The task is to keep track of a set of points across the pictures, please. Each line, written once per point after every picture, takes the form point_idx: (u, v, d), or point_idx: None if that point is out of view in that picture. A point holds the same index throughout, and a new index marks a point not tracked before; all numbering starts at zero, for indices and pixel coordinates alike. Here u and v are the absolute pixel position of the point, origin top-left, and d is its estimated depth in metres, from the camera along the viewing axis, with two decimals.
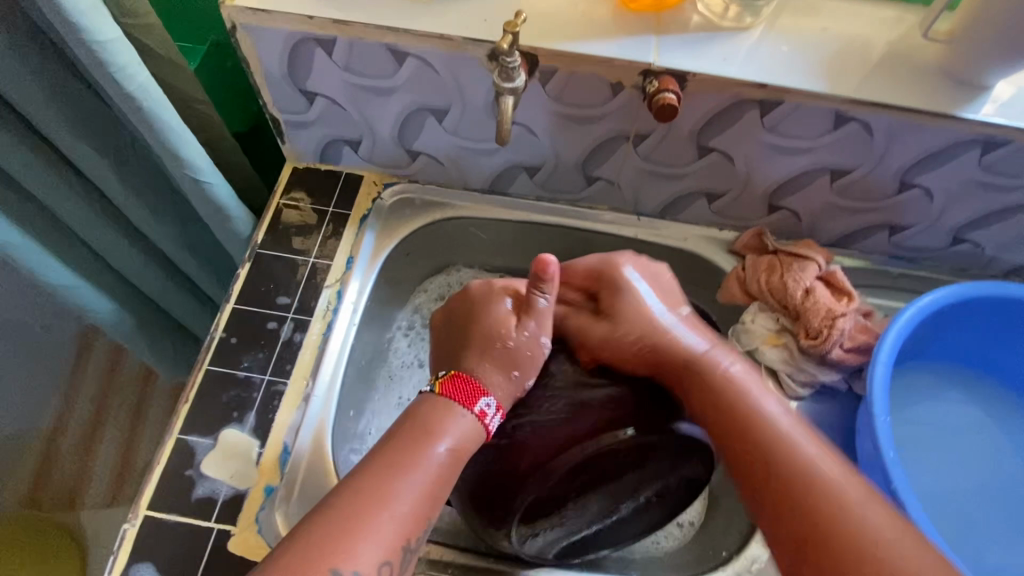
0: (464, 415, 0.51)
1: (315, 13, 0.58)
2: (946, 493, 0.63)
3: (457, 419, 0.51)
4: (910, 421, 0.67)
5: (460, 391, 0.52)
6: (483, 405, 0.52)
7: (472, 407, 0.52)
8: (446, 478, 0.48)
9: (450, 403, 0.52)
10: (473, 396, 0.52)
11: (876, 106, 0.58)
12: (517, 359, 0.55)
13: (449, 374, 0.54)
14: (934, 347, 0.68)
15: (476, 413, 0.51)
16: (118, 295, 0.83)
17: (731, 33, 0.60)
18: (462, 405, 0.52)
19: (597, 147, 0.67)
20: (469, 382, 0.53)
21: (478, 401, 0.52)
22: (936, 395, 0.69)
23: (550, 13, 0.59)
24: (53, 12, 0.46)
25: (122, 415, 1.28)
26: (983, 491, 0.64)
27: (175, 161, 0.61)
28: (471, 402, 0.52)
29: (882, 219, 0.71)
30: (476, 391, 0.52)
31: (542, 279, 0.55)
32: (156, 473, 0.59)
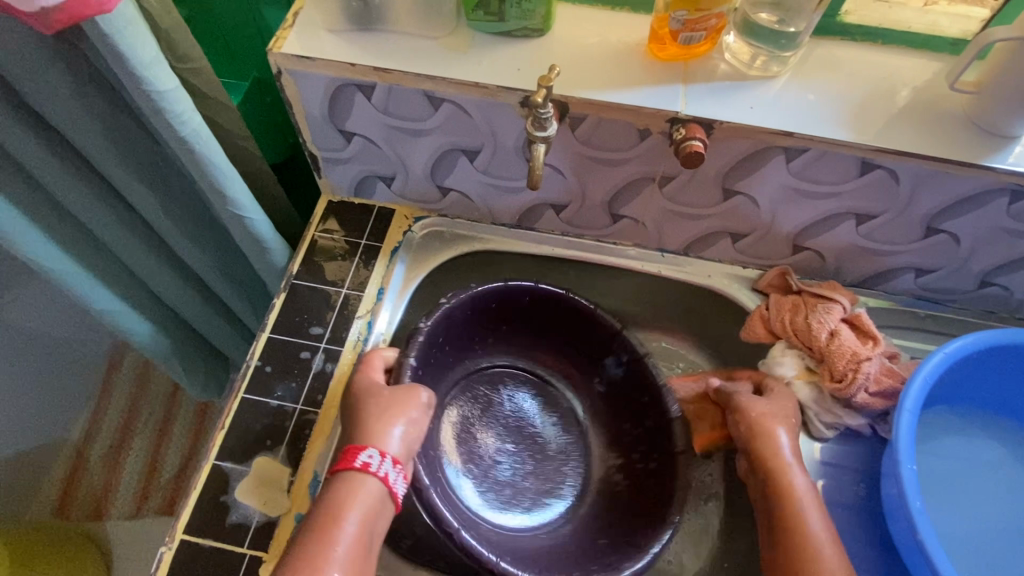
0: (356, 478, 0.54)
1: (357, 61, 0.60)
2: (970, 539, 0.63)
3: (348, 484, 0.54)
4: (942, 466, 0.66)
5: (343, 461, 0.55)
6: (365, 457, 0.55)
7: (355, 464, 0.55)
8: (361, 550, 0.52)
9: (339, 470, 0.55)
10: (354, 454, 0.55)
11: (903, 155, 0.58)
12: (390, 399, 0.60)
13: (342, 454, 0.56)
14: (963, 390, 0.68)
15: (362, 466, 0.55)
16: (158, 321, 0.87)
17: (757, 82, 0.61)
18: (346, 467, 0.55)
19: (623, 188, 0.69)
20: (349, 450, 0.56)
21: (360, 456, 0.55)
22: (968, 440, 0.68)
23: (581, 61, 0.61)
24: (119, 66, 0.49)
25: (150, 427, 1.33)
26: (1010, 538, 0.63)
27: (220, 198, 0.64)
28: (354, 459, 0.55)
29: (908, 261, 0.71)
30: (355, 449, 0.56)
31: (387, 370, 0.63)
32: (192, 498, 0.61)
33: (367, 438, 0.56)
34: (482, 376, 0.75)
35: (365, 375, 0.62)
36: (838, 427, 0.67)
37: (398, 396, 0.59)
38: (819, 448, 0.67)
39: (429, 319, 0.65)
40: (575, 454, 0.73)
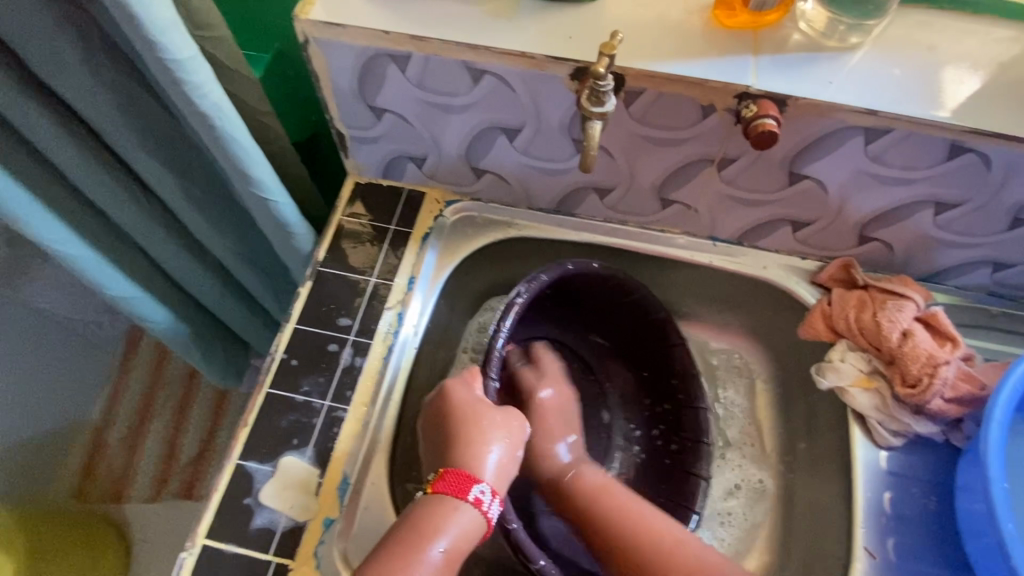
0: (459, 508, 0.52)
1: (391, 28, 0.55)
2: None
3: (449, 511, 0.51)
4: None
5: (452, 484, 0.53)
6: (477, 491, 0.53)
7: (466, 496, 0.52)
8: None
9: (443, 497, 0.52)
10: (465, 486, 0.53)
11: (1000, 137, 0.52)
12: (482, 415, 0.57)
13: (438, 474, 0.54)
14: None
15: (473, 501, 0.52)
16: (176, 306, 0.83)
17: (834, 54, 0.55)
18: (456, 497, 0.52)
19: (677, 171, 0.63)
20: (457, 474, 0.53)
21: (473, 489, 0.53)
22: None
23: (638, 30, 0.56)
24: (133, 32, 0.44)
25: (168, 410, 1.30)
26: None
27: (242, 178, 0.59)
28: (466, 491, 0.53)
29: (987, 254, 0.65)
30: (467, 481, 0.53)
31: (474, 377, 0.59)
32: (214, 499, 0.57)
33: (476, 469, 0.54)
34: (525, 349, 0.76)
35: (466, 393, 0.58)
36: (907, 434, 0.62)
37: (504, 424, 0.58)
38: (885, 456, 0.62)
39: (526, 289, 0.63)
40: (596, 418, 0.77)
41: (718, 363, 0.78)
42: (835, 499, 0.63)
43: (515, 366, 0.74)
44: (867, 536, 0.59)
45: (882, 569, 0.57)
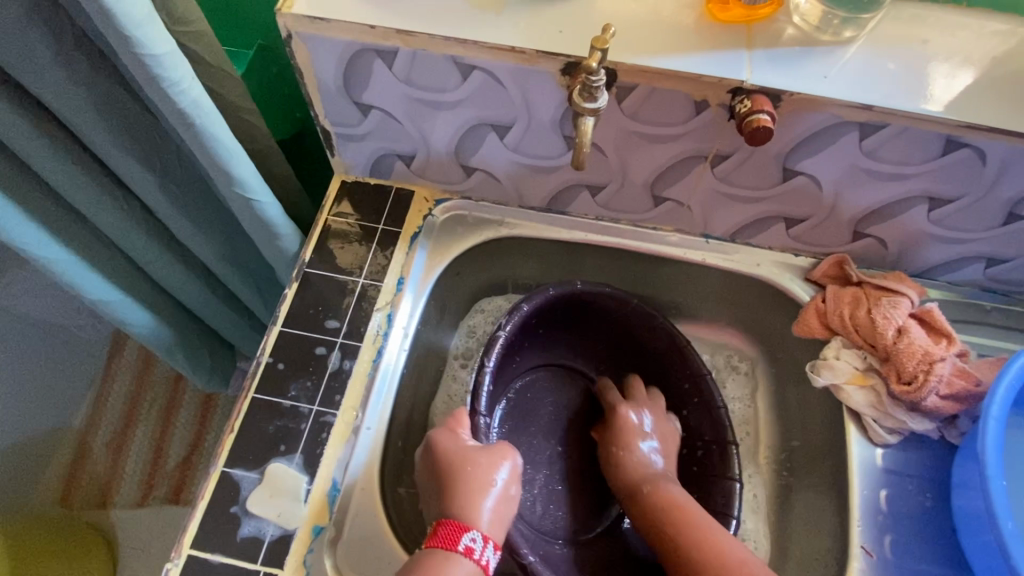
0: (452, 559, 0.49)
1: (377, 22, 0.53)
2: None
3: (441, 561, 0.49)
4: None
5: (442, 536, 0.51)
6: (467, 540, 0.50)
7: (457, 547, 0.50)
8: None
9: (434, 551, 0.50)
10: (454, 537, 0.51)
11: (995, 132, 0.52)
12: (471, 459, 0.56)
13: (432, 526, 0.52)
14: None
15: (464, 550, 0.50)
16: (159, 309, 0.81)
17: (828, 48, 0.54)
18: (446, 548, 0.50)
19: (669, 167, 0.62)
20: (447, 524, 0.51)
21: (463, 538, 0.51)
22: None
23: (630, 24, 0.54)
24: (106, 25, 0.42)
25: (154, 414, 1.27)
26: None
27: (225, 178, 0.58)
28: (457, 541, 0.50)
29: (981, 250, 0.64)
30: (456, 531, 0.51)
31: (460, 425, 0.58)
32: (199, 509, 0.56)
33: (467, 517, 0.52)
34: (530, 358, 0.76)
35: (451, 439, 0.57)
36: (903, 432, 0.61)
37: (497, 463, 0.56)
38: (881, 455, 0.61)
39: (508, 320, 0.66)
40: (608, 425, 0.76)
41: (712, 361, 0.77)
42: (832, 498, 0.62)
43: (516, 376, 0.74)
44: (864, 534, 0.58)
45: (880, 567, 0.57)
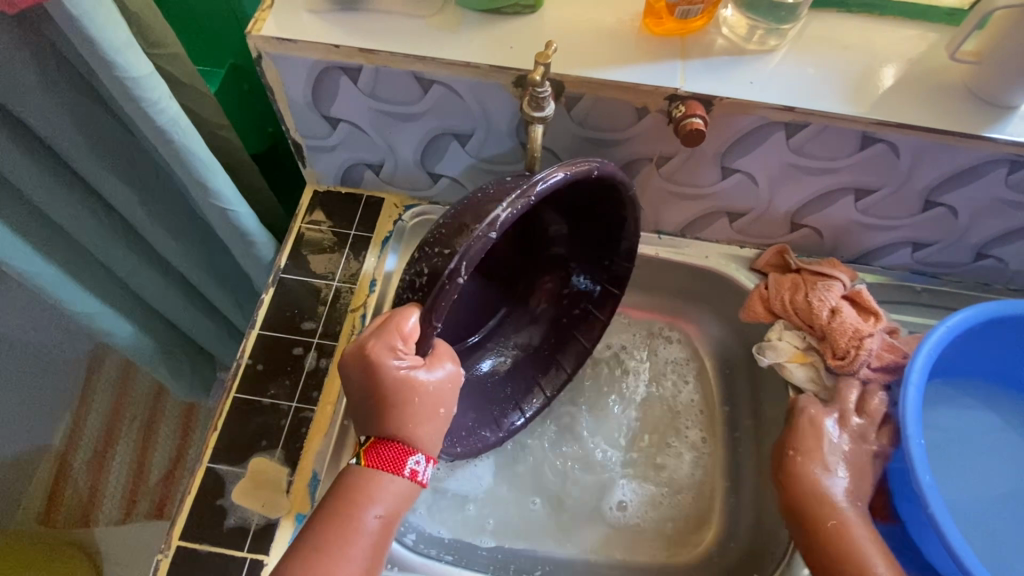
0: (394, 481, 0.51)
1: (341, 43, 0.58)
2: (963, 511, 0.63)
3: (385, 485, 0.51)
4: (952, 439, 0.67)
5: (386, 460, 0.51)
6: (412, 465, 0.52)
7: (402, 471, 0.52)
8: (379, 545, 0.51)
9: (379, 472, 0.52)
10: (399, 461, 0.52)
11: (905, 127, 0.57)
12: (428, 401, 0.52)
13: (371, 443, 0.52)
14: (978, 366, 0.68)
15: (408, 474, 0.52)
16: (140, 321, 0.84)
17: (755, 56, 0.60)
18: (391, 473, 0.52)
19: (620, 168, 0.67)
20: (392, 450, 0.52)
21: (408, 463, 0.52)
22: (983, 418, 0.68)
23: (575, 39, 0.59)
24: (88, 52, 0.46)
25: (135, 430, 1.29)
26: (997, 507, 0.64)
27: (203, 191, 0.61)
28: (401, 466, 0.52)
29: (905, 235, 0.70)
30: (401, 454, 0.52)
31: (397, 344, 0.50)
32: (186, 503, 0.59)
33: (412, 440, 0.52)
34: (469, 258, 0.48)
35: (392, 358, 0.51)
36: None
37: (432, 376, 0.53)
38: None
39: (512, 204, 0.47)
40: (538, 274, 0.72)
41: (670, 349, 0.82)
42: None
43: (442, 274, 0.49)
44: None
45: None
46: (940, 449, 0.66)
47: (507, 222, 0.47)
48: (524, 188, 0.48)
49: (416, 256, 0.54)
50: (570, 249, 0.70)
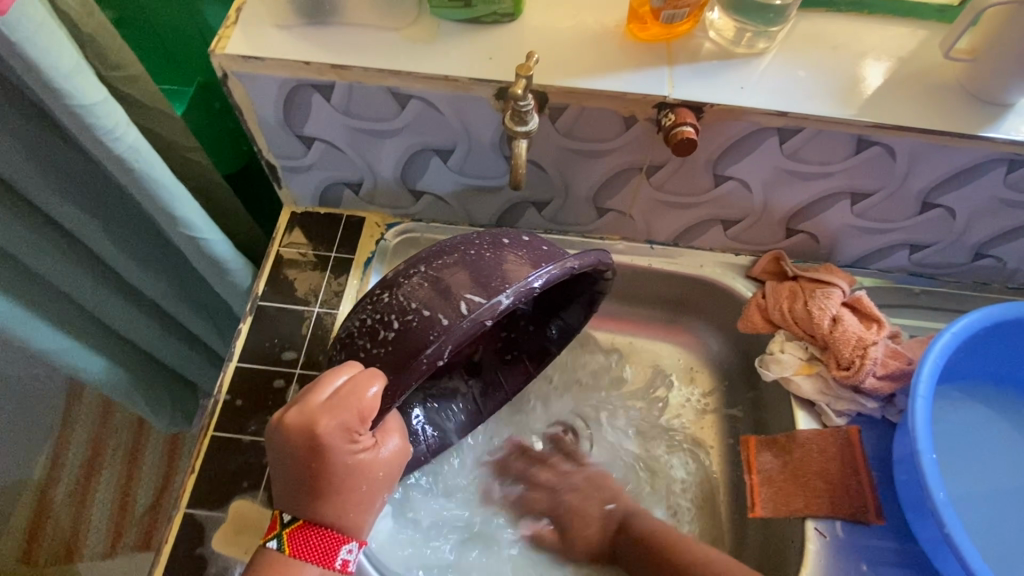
0: (322, 573, 0.48)
1: (311, 59, 0.55)
2: (976, 521, 0.61)
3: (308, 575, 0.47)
4: (957, 443, 0.65)
5: (314, 549, 0.47)
6: (344, 555, 0.48)
7: (333, 562, 0.48)
8: None
9: (306, 561, 0.47)
10: (332, 551, 0.48)
11: (900, 129, 0.55)
12: (373, 486, 0.49)
13: (296, 526, 0.48)
14: (977, 364, 0.66)
15: (339, 565, 0.48)
16: (114, 354, 0.80)
17: (744, 60, 0.58)
18: (320, 563, 0.48)
19: (608, 180, 0.65)
20: (323, 539, 0.47)
21: (340, 553, 0.48)
22: (986, 418, 0.66)
23: (557, 47, 0.57)
24: (33, 79, 0.42)
25: (118, 461, 1.24)
26: (1012, 515, 0.62)
27: (170, 220, 0.58)
28: (333, 557, 0.48)
29: (902, 238, 0.69)
30: (334, 544, 0.48)
31: (360, 422, 0.47)
32: (163, 554, 0.55)
33: (347, 528, 0.48)
34: (461, 327, 0.48)
35: (345, 440, 0.47)
36: (849, 415, 0.64)
37: (382, 455, 0.50)
38: None
39: (514, 295, 0.49)
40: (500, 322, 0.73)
41: (668, 361, 0.80)
42: None
43: (426, 341, 0.49)
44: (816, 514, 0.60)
45: (834, 546, 0.59)
46: (947, 456, 0.64)
47: (505, 309, 0.49)
48: (521, 277, 0.50)
49: (380, 303, 0.52)
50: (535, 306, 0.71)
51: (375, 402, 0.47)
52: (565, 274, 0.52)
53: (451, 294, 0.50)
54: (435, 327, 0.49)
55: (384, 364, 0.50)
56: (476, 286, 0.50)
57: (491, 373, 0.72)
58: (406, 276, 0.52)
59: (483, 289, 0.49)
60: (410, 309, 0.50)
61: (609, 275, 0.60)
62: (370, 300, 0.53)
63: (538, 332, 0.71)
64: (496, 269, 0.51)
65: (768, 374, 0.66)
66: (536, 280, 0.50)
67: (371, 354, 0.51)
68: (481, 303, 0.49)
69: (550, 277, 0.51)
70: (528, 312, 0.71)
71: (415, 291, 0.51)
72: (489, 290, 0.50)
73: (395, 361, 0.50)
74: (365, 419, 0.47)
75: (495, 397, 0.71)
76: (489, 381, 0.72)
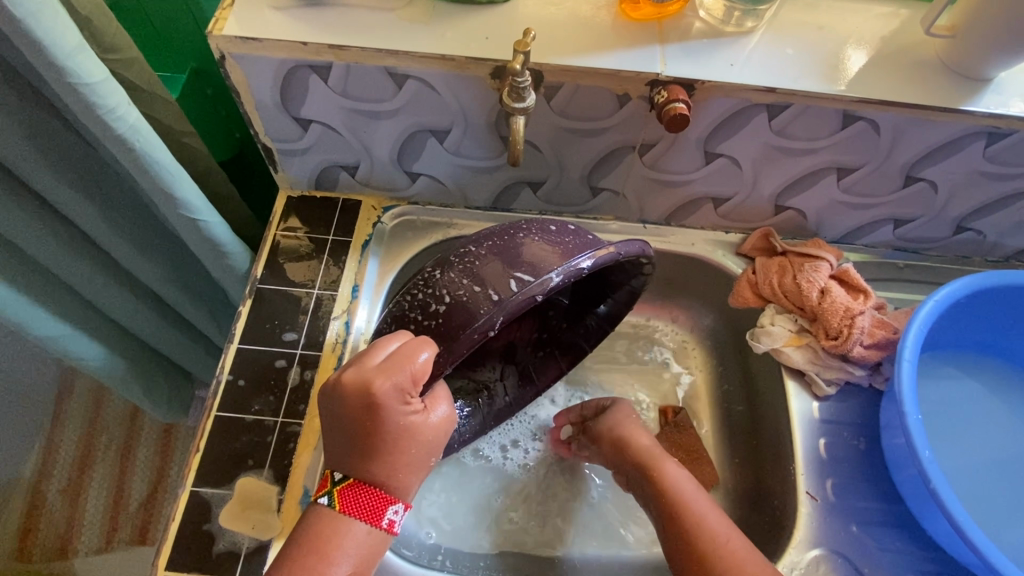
0: (370, 530, 0.50)
1: (309, 39, 0.55)
2: (958, 480, 0.64)
3: (355, 533, 0.50)
4: (941, 408, 0.68)
5: (364, 507, 0.50)
6: (391, 515, 0.51)
7: (381, 521, 0.51)
8: None
9: (353, 519, 0.50)
10: (380, 511, 0.51)
11: (885, 104, 0.57)
12: (424, 448, 0.51)
13: (347, 483, 0.50)
14: (962, 334, 0.69)
15: (385, 525, 0.51)
16: (110, 342, 0.80)
17: (733, 38, 0.59)
18: (367, 521, 0.50)
19: (602, 158, 0.66)
20: (372, 499, 0.50)
21: (387, 513, 0.51)
22: (970, 386, 0.69)
23: (552, 27, 0.58)
24: (35, 56, 0.42)
25: (111, 455, 1.24)
26: (991, 475, 0.64)
27: (170, 202, 0.58)
28: (380, 517, 0.51)
29: (887, 213, 0.71)
30: (381, 504, 0.50)
31: (412, 387, 0.49)
32: (171, 530, 0.56)
33: (396, 489, 0.51)
34: (515, 302, 0.49)
35: (399, 402, 0.49)
36: (839, 383, 0.66)
37: (430, 421, 0.52)
38: (818, 407, 0.66)
39: (563, 274, 0.50)
40: (535, 312, 0.74)
41: (660, 339, 0.82)
42: (779, 448, 0.67)
43: (477, 313, 0.50)
44: (807, 481, 0.62)
45: (824, 510, 0.61)
46: (931, 420, 0.67)
47: (554, 288, 0.50)
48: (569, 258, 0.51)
49: (432, 280, 0.53)
50: (573, 299, 0.72)
51: (426, 370, 0.49)
52: (610, 258, 0.53)
53: (499, 273, 0.51)
54: (487, 302, 0.50)
55: (435, 337, 0.51)
56: (525, 265, 0.51)
57: (526, 363, 0.75)
58: (459, 255, 0.54)
59: (532, 268, 0.50)
60: (461, 285, 0.51)
61: (649, 266, 0.60)
62: (423, 278, 0.55)
63: (571, 324, 0.73)
64: (537, 254, 0.52)
65: (762, 348, 0.67)
66: (584, 261, 0.51)
67: (423, 326, 0.52)
68: (532, 280, 0.50)
69: (596, 261, 0.52)
70: (567, 303, 0.73)
71: (465, 268, 0.52)
72: (537, 268, 0.51)
73: (446, 333, 0.50)
74: (416, 384, 0.49)
75: (530, 389, 0.73)
76: (523, 372, 0.74)
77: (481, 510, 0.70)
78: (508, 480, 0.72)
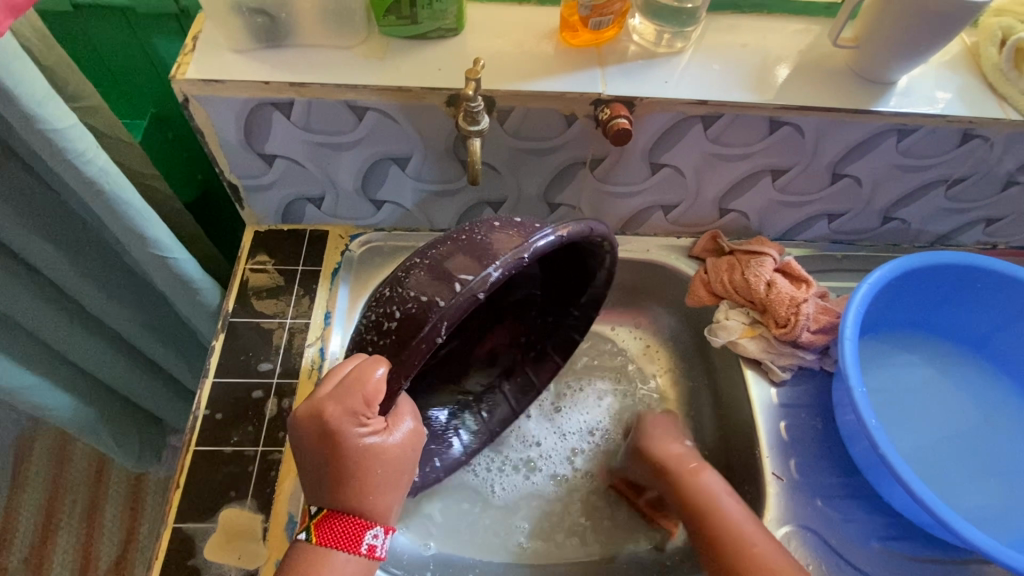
0: (350, 558, 0.51)
1: (270, 78, 0.58)
2: (910, 447, 0.69)
3: (336, 562, 0.50)
4: (888, 384, 0.73)
5: (341, 537, 0.51)
6: (369, 539, 0.52)
7: (360, 547, 0.51)
8: None
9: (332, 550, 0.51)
10: (358, 537, 0.51)
11: (806, 109, 0.63)
12: (393, 467, 0.52)
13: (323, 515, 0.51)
14: (898, 315, 0.75)
15: (365, 551, 0.52)
16: (78, 391, 0.79)
17: (665, 58, 0.65)
18: (347, 550, 0.51)
19: (557, 175, 0.70)
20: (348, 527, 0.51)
21: (366, 538, 0.52)
22: (910, 361, 0.75)
23: (501, 56, 0.62)
24: (6, 106, 0.44)
25: (76, 515, 1.19)
26: (938, 441, 0.69)
27: (140, 242, 0.59)
28: (358, 543, 0.51)
29: (821, 209, 0.77)
30: (359, 530, 0.51)
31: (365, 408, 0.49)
32: (155, 569, 0.56)
33: (370, 512, 0.52)
34: (458, 303, 0.48)
35: (353, 423, 0.50)
36: (793, 368, 0.71)
37: (393, 437, 0.52)
38: (776, 392, 0.70)
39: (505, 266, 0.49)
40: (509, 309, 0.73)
41: (626, 344, 0.85)
42: (744, 434, 0.71)
43: (424, 323, 0.49)
44: (772, 462, 0.66)
45: (790, 488, 0.65)
46: (880, 396, 0.72)
47: (495, 282, 0.49)
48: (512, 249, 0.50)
49: (380, 295, 0.52)
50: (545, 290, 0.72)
51: (377, 386, 0.48)
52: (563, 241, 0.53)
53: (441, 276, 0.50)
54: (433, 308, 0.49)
55: (391, 352, 0.50)
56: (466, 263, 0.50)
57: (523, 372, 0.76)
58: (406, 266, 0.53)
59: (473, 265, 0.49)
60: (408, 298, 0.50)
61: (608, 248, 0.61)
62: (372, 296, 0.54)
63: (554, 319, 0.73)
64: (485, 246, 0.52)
65: (719, 342, 0.71)
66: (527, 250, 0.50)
67: (379, 346, 0.51)
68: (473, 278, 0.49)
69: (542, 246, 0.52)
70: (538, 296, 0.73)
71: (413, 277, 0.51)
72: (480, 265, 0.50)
73: (399, 347, 0.50)
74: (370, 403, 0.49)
75: (530, 395, 0.75)
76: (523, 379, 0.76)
77: (465, 525, 0.71)
78: (491, 492, 0.73)
